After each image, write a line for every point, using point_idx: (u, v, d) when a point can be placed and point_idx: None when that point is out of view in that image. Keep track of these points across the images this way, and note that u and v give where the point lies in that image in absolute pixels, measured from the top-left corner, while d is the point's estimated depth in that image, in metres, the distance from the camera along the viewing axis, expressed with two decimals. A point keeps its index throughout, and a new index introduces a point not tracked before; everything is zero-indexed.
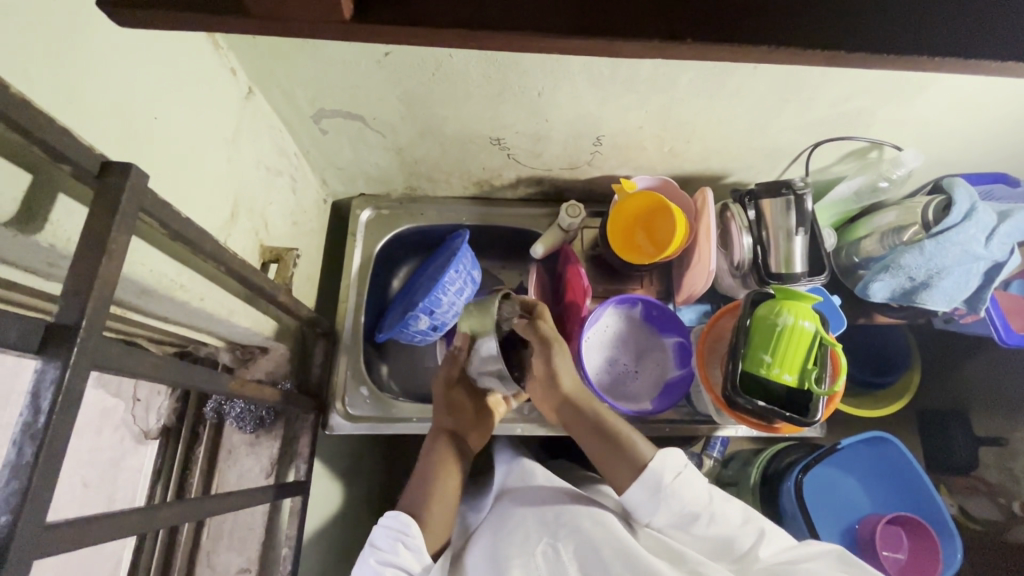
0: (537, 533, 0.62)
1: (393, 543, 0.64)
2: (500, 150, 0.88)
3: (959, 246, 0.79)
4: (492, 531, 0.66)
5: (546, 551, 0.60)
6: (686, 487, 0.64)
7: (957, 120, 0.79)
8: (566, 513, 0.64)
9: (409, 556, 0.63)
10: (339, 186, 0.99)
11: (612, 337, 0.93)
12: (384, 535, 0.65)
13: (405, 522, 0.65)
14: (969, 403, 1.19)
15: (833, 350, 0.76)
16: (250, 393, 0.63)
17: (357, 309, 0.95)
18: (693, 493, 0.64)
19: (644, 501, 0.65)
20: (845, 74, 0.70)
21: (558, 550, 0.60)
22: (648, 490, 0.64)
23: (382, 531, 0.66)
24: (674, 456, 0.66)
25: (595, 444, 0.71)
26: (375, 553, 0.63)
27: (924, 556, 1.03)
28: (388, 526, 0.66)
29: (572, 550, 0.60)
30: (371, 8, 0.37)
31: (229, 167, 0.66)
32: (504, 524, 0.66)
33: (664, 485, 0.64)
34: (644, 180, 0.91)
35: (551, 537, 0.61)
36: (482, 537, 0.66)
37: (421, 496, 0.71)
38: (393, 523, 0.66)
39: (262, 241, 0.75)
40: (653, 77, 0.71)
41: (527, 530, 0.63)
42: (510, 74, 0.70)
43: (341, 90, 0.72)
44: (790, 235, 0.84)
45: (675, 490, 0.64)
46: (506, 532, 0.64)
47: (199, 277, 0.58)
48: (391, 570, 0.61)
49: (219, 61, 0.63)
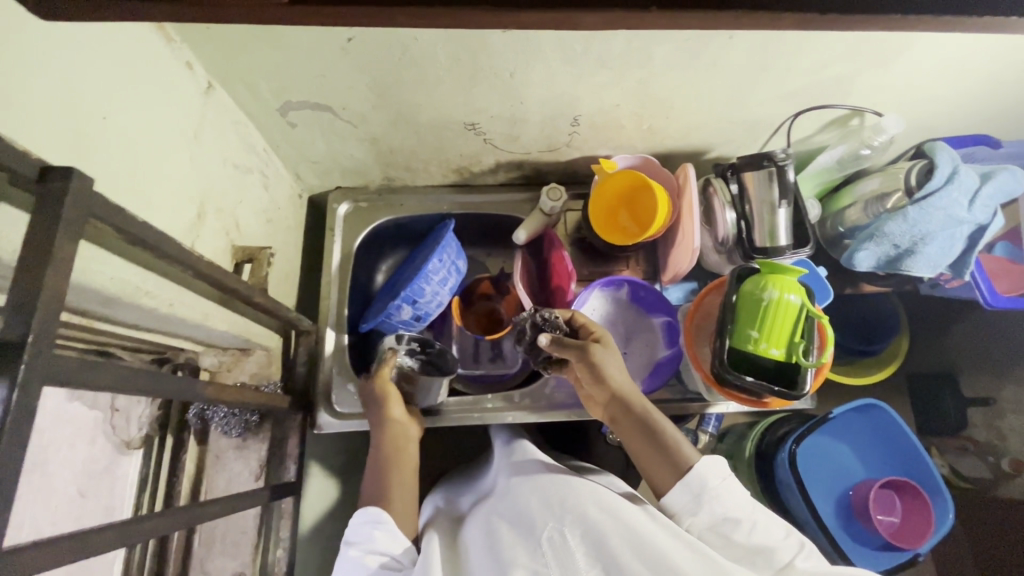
0: (543, 518, 0.61)
1: (368, 531, 0.65)
2: (476, 135, 0.86)
3: (942, 211, 0.78)
4: (496, 519, 0.65)
5: (552, 536, 0.59)
6: (729, 493, 0.66)
7: (938, 84, 0.78)
8: (570, 495, 0.63)
9: (384, 537, 0.65)
10: (313, 180, 0.96)
11: (600, 320, 0.92)
12: (356, 529, 0.66)
13: (374, 512, 0.67)
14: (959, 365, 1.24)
15: (820, 322, 0.75)
16: (230, 397, 0.61)
17: (340, 304, 0.94)
18: (736, 501, 0.66)
19: (682, 503, 0.67)
20: (823, 41, 0.68)
21: (565, 534, 0.59)
22: (688, 492, 0.67)
23: (354, 527, 0.67)
24: (718, 463, 0.69)
25: (640, 441, 0.73)
26: (353, 547, 0.65)
27: (917, 520, 1.07)
28: (359, 520, 0.67)
29: (579, 534, 0.59)
30: None
31: (193, 167, 0.64)
32: (511, 512, 0.65)
33: (705, 489, 0.66)
34: (626, 161, 0.90)
35: (556, 521, 0.60)
36: (485, 530, 0.65)
37: (381, 491, 0.71)
38: (362, 517, 0.67)
39: (234, 241, 0.73)
40: (627, 53, 0.69)
41: (533, 516, 0.62)
42: (480, 55, 0.67)
43: (306, 80, 0.70)
44: (774, 209, 0.82)
45: (716, 493, 0.66)
46: (513, 525, 0.62)
47: (168, 283, 0.56)
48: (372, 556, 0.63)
49: (172, 54, 0.60)
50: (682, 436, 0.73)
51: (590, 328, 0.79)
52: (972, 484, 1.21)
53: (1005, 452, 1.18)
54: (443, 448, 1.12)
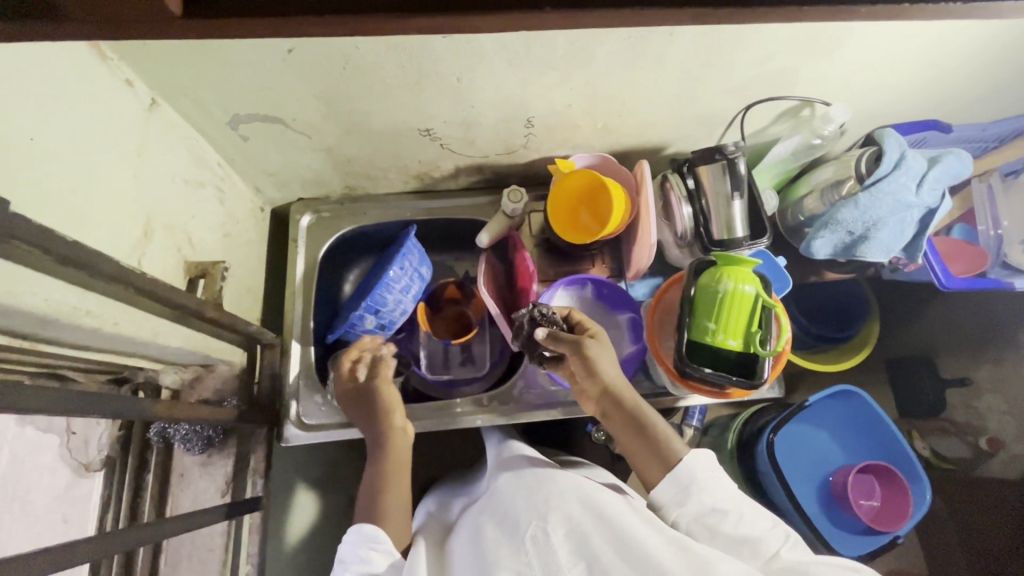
0: (528, 517, 0.62)
1: (363, 552, 0.66)
2: (431, 140, 0.86)
3: (891, 196, 0.80)
4: (483, 522, 0.66)
5: (535, 534, 0.60)
6: (716, 485, 0.67)
7: (879, 72, 0.80)
8: (554, 494, 0.65)
9: (382, 560, 0.66)
10: (273, 193, 0.96)
11: None
12: (351, 548, 0.67)
13: (371, 532, 0.68)
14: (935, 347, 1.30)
15: (776, 311, 0.76)
16: (183, 414, 0.61)
17: (305, 316, 0.94)
18: (724, 493, 0.66)
19: (670, 496, 0.67)
20: (762, 34, 0.69)
21: (548, 532, 0.60)
22: (676, 486, 0.67)
23: (349, 544, 0.68)
24: (706, 455, 0.69)
25: (632, 436, 0.73)
26: (347, 567, 0.66)
27: (896, 501, 1.09)
28: (354, 540, 0.68)
29: (562, 531, 0.59)
30: (205, 6, 0.36)
31: (138, 185, 0.63)
32: (497, 512, 0.66)
33: (693, 481, 0.67)
34: (583, 160, 0.90)
35: (540, 520, 0.61)
36: (473, 532, 0.66)
37: (373, 505, 0.72)
38: (358, 535, 0.68)
39: (186, 257, 0.72)
40: (570, 53, 0.70)
41: (518, 516, 0.63)
42: (424, 61, 0.68)
43: (252, 93, 0.70)
44: (728, 201, 0.83)
45: (705, 483, 0.66)
46: (498, 524, 0.64)
47: (111, 302, 0.56)
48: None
49: (109, 72, 0.60)
50: (675, 431, 0.73)
51: (584, 323, 0.79)
52: (953, 465, 1.26)
53: (983, 431, 1.24)
54: (420, 454, 1.12)
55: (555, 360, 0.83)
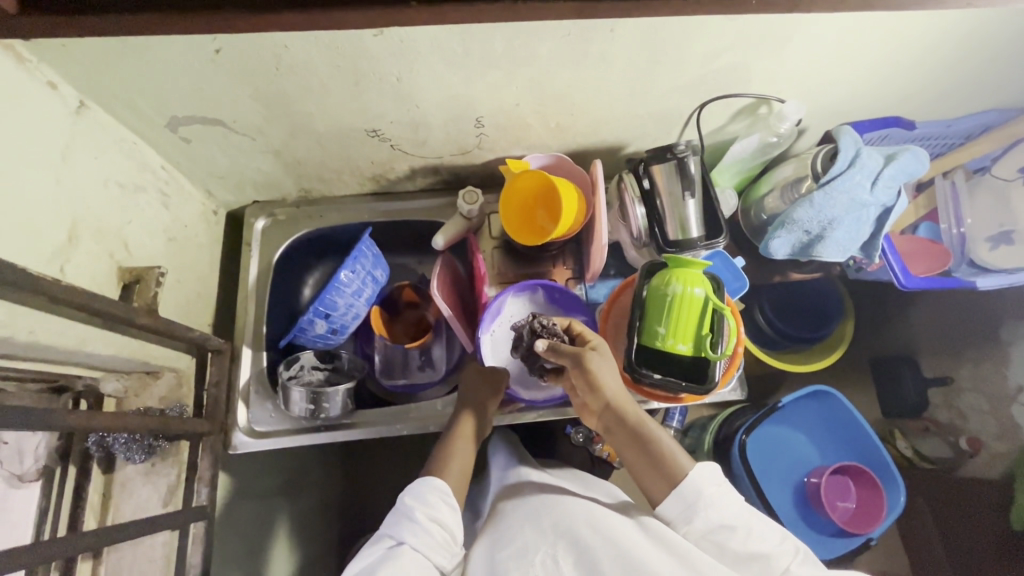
0: (536, 543, 0.67)
1: (436, 501, 0.68)
2: (381, 141, 0.85)
3: (846, 194, 0.78)
4: (492, 544, 0.70)
5: (545, 560, 0.64)
6: (729, 498, 0.67)
7: (833, 67, 0.78)
8: (563, 519, 0.69)
9: (447, 511, 0.68)
10: (227, 196, 0.95)
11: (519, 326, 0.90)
12: (422, 496, 0.68)
13: (443, 488, 0.70)
14: (918, 348, 1.31)
15: (727, 314, 0.74)
16: (108, 423, 0.59)
17: (258, 321, 0.92)
18: (732, 509, 0.66)
19: (677, 512, 0.67)
20: (705, 31, 0.68)
21: (557, 559, 0.64)
22: (683, 504, 0.67)
23: (417, 491, 0.69)
24: (710, 468, 0.69)
25: (635, 451, 0.72)
26: (420, 509, 0.66)
27: (872, 502, 1.07)
28: (421, 487, 0.69)
29: (571, 557, 0.64)
30: None
31: (63, 189, 0.62)
32: (507, 535, 0.70)
33: (703, 497, 0.66)
34: (537, 160, 0.89)
35: (549, 547, 0.66)
36: (485, 551, 0.70)
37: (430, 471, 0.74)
38: (430, 487, 0.69)
39: (120, 263, 0.71)
40: (510, 52, 0.68)
41: (529, 540, 0.67)
42: (360, 61, 0.66)
43: (186, 94, 0.68)
44: (681, 201, 0.82)
45: (712, 499, 0.66)
46: (508, 546, 0.68)
47: (26, 310, 0.54)
48: (437, 525, 0.65)
49: (27, 75, 0.58)
50: (678, 444, 0.72)
51: (585, 335, 0.76)
52: (936, 465, 1.25)
53: (963, 431, 1.23)
54: None
55: (557, 371, 0.80)
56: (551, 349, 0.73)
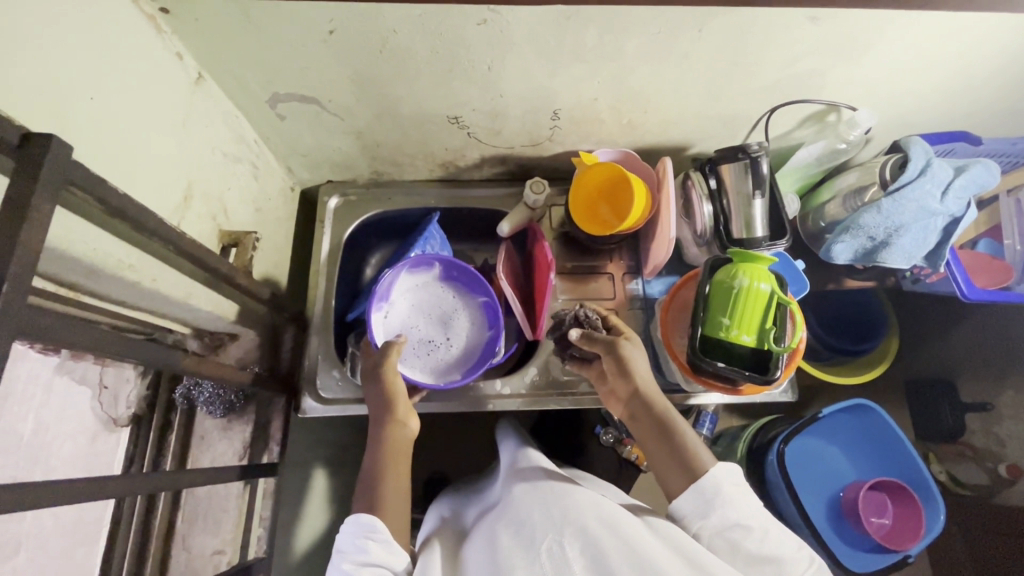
0: (542, 530, 0.60)
1: (360, 542, 0.64)
2: (459, 129, 0.89)
3: (915, 202, 0.80)
4: (495, 530, 0.64)
5: (551, 548, 0.57)
6: (744, 500, 0.63)
7: (910, 77, 0.79)
8: (570, 507, 0.62)
9: (378, 548, 0.64)
10: (304, 174, 1.00)
11: (419, 302, 0.95)
12: (349, 539, 0.65)
13: (367, 522, 0.66)
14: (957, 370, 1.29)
15: (790, 309, 0.77)
16: (209, 371, 0.64)
17: (326, 296, 0.95)
18: (749, 508, 0.62)
19: (692, 508, 0.63)
20: (791, 35, 0.70)
21: (564, 546, 0.57)
22: (698, 497, 0.63)
23: (346, 536, 0.66)
24: (733, 468, 0.66)
25: (656, 444, 0.71)
26: (346, 558, 0.63)
27: (909, 520, 1.06)
28: (351, 531, 0.66)
29: (578, 544, 0.57)
30: None
31: (180, 153, 0.67)
32: (510, 521, 0.63)
33: (719, 493, 0.63)
34: (606, 154, 0.92)
35: (556, 533, 0.59)
36: (486, 540, 0.63)
37: (369, 496, 0.70)
38: (356, 526, 0.66)
39: (220, 226, 0.75)
40: (599, 46, 0.71)
41: (534, 527, 0.60)
42: (457, 48, 0.70)
43: (291, 72, 0.73)
44: (749, 200, 0.84)
45: (730, 498, 0.63)
46: (512, 532, 0.61)
47: (150, 260, 0.59)
48: (368, 568, 0.61)
49: (163, 44, 0.64)
50: (700, 441, 0.70)
51: (619, 327, 0.81)
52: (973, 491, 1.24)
53: (1002, 458, 1.20)
54: None
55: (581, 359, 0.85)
56: (585, 337, 0.78)
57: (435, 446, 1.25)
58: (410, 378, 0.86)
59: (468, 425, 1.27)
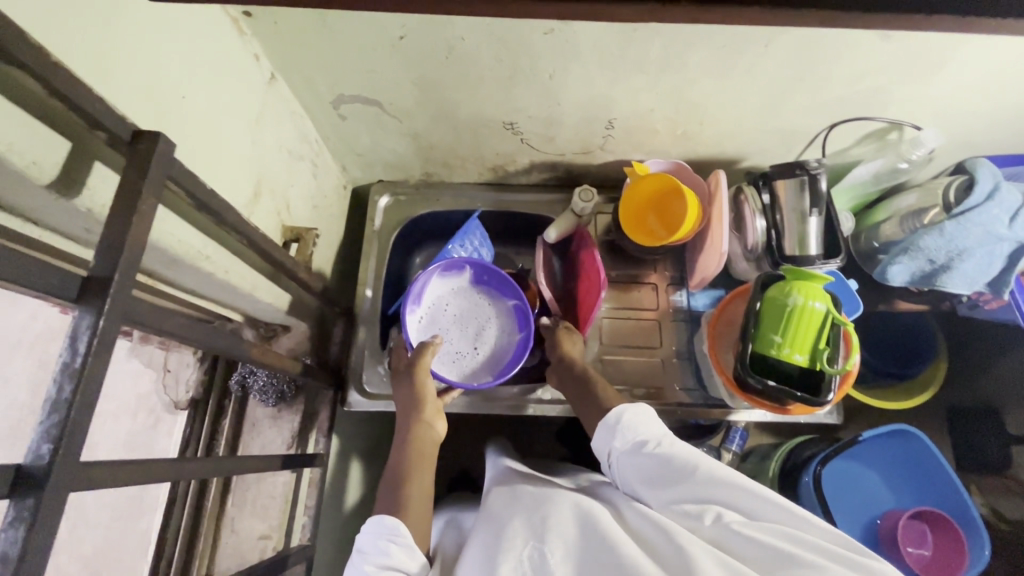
0: (519, 533, 0.56)
1: (383, 544, 0.61)
2: (513, 134, 0.90)
3: (981, 227, 0.77)
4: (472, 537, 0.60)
5: (530, 554, 0.54)
6: (646, 422, 0.63)
7: (980, 98, 0.77)
8: (551, 512, 0.58)
9: (401, 553, 0.60)
10: (357, 173, 1.02)
11: (446, 304, 0.94)
12: (371, 540, 0.62)
13: (392, 524, 0.62)
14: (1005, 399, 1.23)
15: (846, 330, 0.75)
16: (270, 360, 0.66)
17: (374, 292, 0.97)
18: (649, 427, 0.63)
19: (603, 442, 0.65)
20: (861, 52, 0.69)
21: (545, 554, 0.53)
22: (604, 428, 0.65)
23: (368, 536, 0.63)
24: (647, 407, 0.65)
25: (583, 401, 0.77)
26: (366, 559, 0.60)
27: (951, 555, 1.02)
28: (374, 530, 0.63)
29: (560, 551, 0.54)
30: None
31: (253, 152, 0.69)
32: (488, 530, 0.59)
33: (621, 425, 0.64)
34: (657, 164, 0.91)
35: (536, 540, 0.55)
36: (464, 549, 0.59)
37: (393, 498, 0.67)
38: (378, 527, 0.63)
39: (283, 221, 0.78)
40: (663, 58, 0.71)
41: (511, 531, 0.56)
42: (521, 56, 0.71)
43: (357, 74, 0.75)
44: (805, 217, 0.83)
45: (631, 421, 0.64)
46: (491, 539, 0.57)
47: (225, 252, 0.61)
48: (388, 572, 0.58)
49: (244, 46, 0.66)
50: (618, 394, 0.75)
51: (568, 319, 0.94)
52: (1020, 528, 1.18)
53: None
54: None
55: None
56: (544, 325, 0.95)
57: (466, 445, 1.26)
58: (443, 377, 0.87)
59: (499, 427, 1.28)
